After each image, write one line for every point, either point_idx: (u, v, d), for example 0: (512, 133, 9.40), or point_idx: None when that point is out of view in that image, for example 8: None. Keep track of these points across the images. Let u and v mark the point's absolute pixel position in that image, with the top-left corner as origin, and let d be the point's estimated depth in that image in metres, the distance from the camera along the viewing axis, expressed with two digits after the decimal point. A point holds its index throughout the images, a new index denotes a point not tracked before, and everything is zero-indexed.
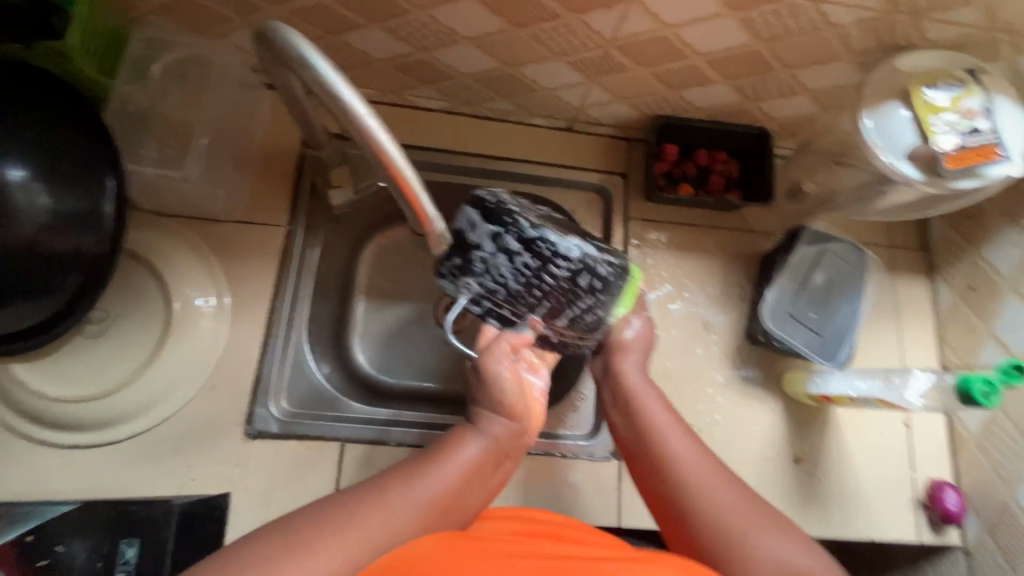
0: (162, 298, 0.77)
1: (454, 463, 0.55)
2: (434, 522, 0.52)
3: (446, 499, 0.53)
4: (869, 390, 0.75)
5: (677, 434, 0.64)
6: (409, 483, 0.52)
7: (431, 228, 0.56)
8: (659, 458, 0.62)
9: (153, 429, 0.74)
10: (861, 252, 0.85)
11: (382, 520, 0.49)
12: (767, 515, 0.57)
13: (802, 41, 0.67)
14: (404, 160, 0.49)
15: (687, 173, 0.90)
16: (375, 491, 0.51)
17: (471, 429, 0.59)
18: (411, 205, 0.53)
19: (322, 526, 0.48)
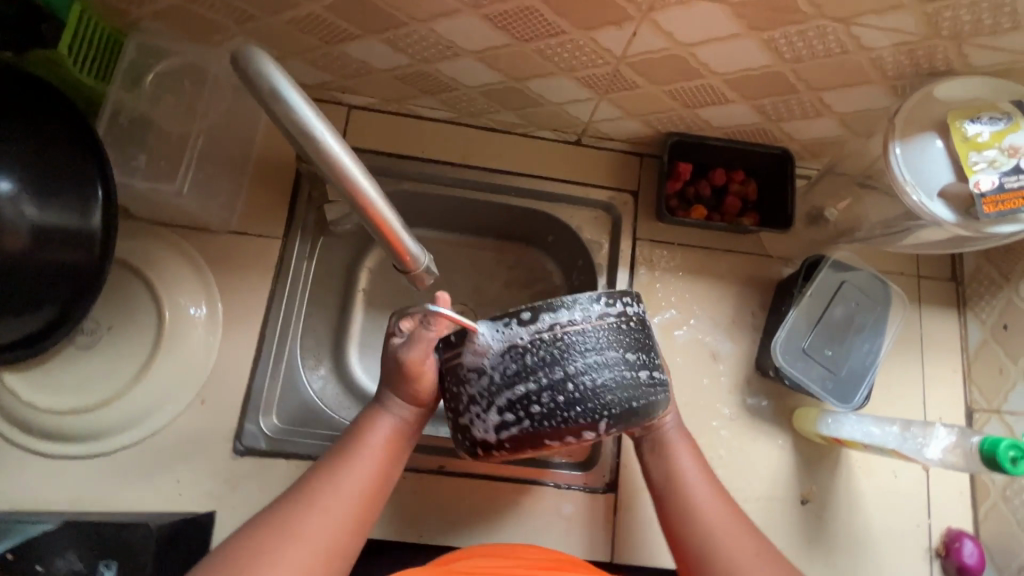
0: (154, 309, 0.76)
1: (367, 449, 0.57)
2: (368, 508, 0.56)
3: (374, 483, 0.56)
4: (884, 439, 0.70)
5: (707, 491, 0.59)
6: (331, 481, 0.55)
7: (415, 265, 0.53)
8: (690, 519, 0.58)
9: (144, 442, 0.73)
10: (885, 285, 0.79)
11: (319, 522, 0.52)
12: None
13: (830, 64, 0.61)
14: (386, 207, 0.47)
15: (702, 194, 0.86)
16: (300, 498, 0.54)
17: (378, 407, 0.59)
18: (393, 245, 0.51)
19: (259, 549, 0.50)
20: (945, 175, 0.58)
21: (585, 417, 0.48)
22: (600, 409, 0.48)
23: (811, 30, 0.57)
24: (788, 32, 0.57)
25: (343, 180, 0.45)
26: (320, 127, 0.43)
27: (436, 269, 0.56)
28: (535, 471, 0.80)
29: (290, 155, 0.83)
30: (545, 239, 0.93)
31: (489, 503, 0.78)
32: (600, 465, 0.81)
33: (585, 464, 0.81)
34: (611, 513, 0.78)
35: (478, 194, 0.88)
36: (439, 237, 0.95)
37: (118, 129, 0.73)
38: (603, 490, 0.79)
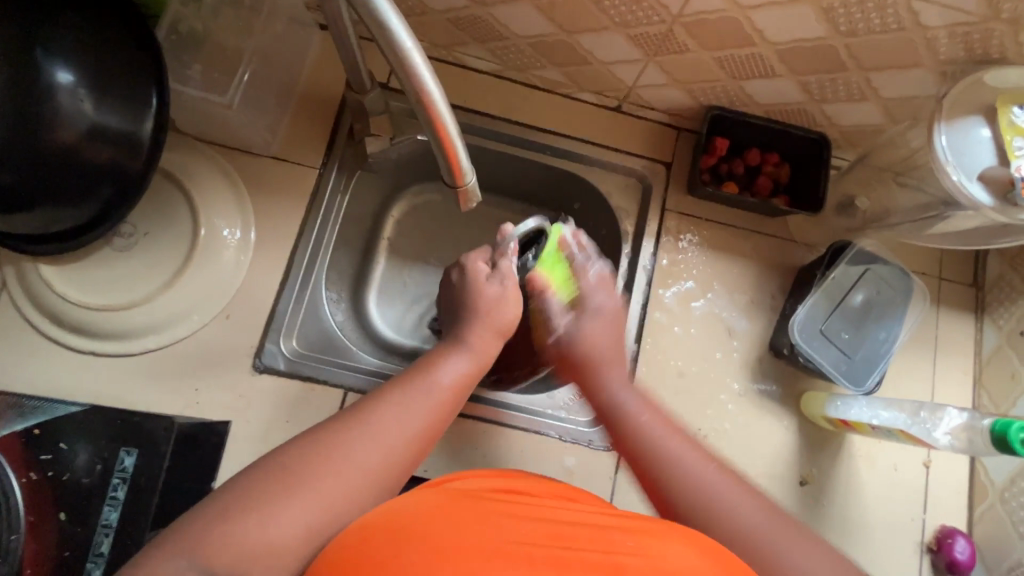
0: (190, 221, 0.78)
1: (437, 386, 0.59)
2: (425, 445, 0.56)
3: (436, 416, 0.57)
4: (892, 421, 0.72)
5: (685, 450, 0.57)
6: (397, 410, 0.55)
7: (464, 182, 0.59)
8: (671, 477, 0.56)
9: (168, 348, 0.75)
10: (907, 277, 0.80)
11: (379, 447, 0.52)
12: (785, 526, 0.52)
13: (883, 41, 0.62)
14: (449, 114, 0.52)
15: (734, 172, 0.86)
16: (364, 418, 0.54)
17: (455, 350, 0.63)
18: (447, 153, 0.55)
19: (312, 461, 0.49)
20: (988, 159, 0.60)
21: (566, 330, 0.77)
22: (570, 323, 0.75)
23: (871, 0, 0.57)
24: (848, 1, 0.57)
25: (414, 83, 0.48)
26: (402, 31, 0.46)
27: (479, 192, 0.62)
28: (542, 423, 0.81)
29: (335, 89, 0.85)
30: (572, 206, 0.95)
31: (494, 448, 0.79)
32: None
33: (594, 422, 0.83)
34: (612, 471, 0.80)
35: (514, 149, 0.89)
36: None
37: (177, 39, 0.75)
38: (607, 449, 0.81)
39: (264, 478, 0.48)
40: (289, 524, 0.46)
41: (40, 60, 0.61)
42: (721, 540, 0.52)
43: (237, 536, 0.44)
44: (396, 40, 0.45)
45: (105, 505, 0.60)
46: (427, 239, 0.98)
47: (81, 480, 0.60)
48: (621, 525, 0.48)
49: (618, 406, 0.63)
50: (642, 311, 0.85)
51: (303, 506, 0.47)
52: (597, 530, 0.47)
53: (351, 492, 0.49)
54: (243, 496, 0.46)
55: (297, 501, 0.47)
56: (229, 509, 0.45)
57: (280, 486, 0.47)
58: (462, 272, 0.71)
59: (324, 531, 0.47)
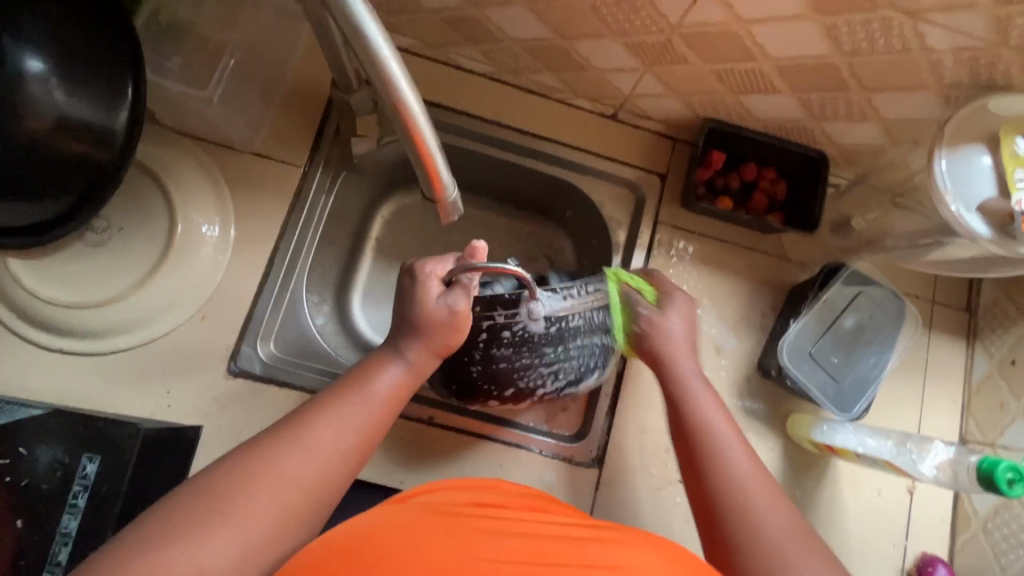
0: (167, 218, 0.75)
1: (373, 398, 0.58)
2: (360, 455, 0.56)
3: (370, 427, 0.57)
4: (878, 450, 0.71)
5: (728, 432, 0.61)
6: (329, 427, 0.54)
7: (444, 195, 0.57)
8: (716, 457, 0.59)
9: (139, 348, 0.73)
10: (900, 302, 0.79)
11: (310, 463, 0.52)
12: (787, 511, 0.56)
13: (887, 63, 0.60)
14: (427, 125, 0.50)
15: (730, 186, 0.85)
16: (293, 434, 0.53)
17: (390, 359, 0.61)
18: (427, 166, 0.53)
19: (238, 481, 0.49)
20: (988, 190, 0.59)
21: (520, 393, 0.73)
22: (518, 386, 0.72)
23: (876, 21, 0.55)
24: (853, 20, 0.55)
25: (390, 91, 0.46)
26: (378, 37, 0.44)
27: (461, 206, 0.60)
28: (522, 436, 0.80)
29: (323, 85, 0.82)
30: (563, 213, 0.94)
31: (473, 461, 0.77)
32: (591, 441, 0.81)
33: (576, 437, 0.82)
34: (593, 488, 0.78)
35: (506, 154, 0.87)
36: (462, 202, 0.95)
37: (156, 28, 0.74)
38: (588, 464, 0.79)
39: (195, 501, 0.47)
40: (214, 545, 0.46)
41: (7, 46, 0.58)
42: (733, 524, 0.55)
43: (163, 558, 0.43)
44: (372, 47, 0.43)
45: (65, 513, 0.58)
46: (414, 242, 0.96)
47: (40, 485, 0.58)
48: (598, 538, 0.47)
49: (680, 390, 0.65)
50: None
51: (230, 526, 0.47)
52: (572, 542, 0.46)
53: (282, 509, 0.49)
54: (171, 517, 0.46)
55: (224, 522, 0.47)
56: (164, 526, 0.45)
57: (208, 507, 0.47)
58: (412, 280, 0.63)
59: (256, 548, 0.47)
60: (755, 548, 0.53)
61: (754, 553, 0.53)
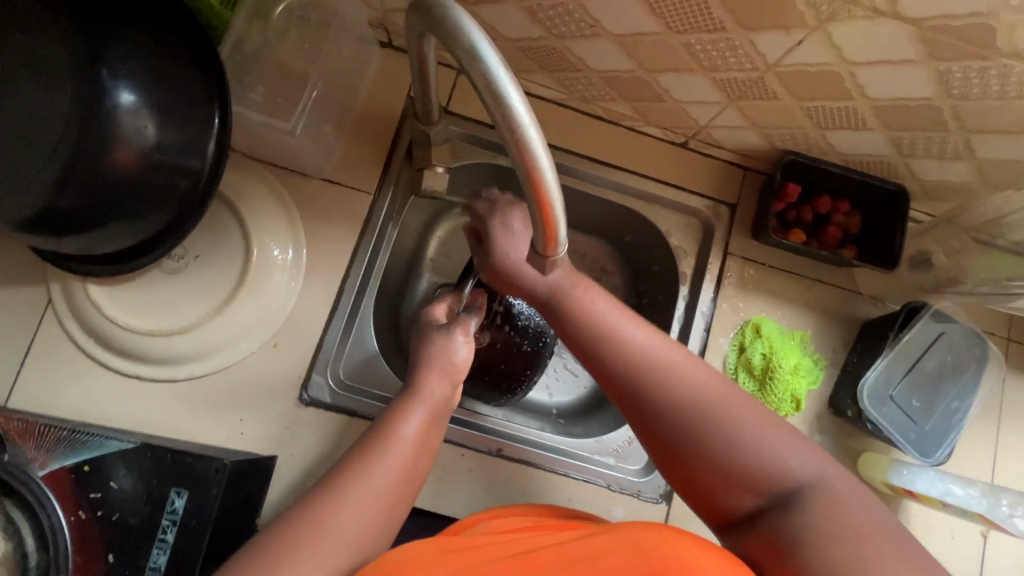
0: (241, 244, 0.75)
1: (400, 442, 0.57)
2: (397, 498, 0.55)
3: (405, 472, 0.56)
4: (968, 501, 0.71)
5: (680, 359, 0.53)
6: (362, 477, 0.54)
7: (556, 253, 0.52)
8: (674, 390, 0.51)
9: (213, 375, 0.73)
10: (983, 343, 0.77)
11: (356, 515, 0.52)
12: (762, 411, 0.50)
13: (996, 108, 0.58)
14: (558, 190, 0.47)
15: (803, 219, 0.83)
16: (332, 492, 0.52)
17: (411, 400, 0.61)
18: (545, 227, 0.49)
19: (286, 544, 0.48)
20: None
21: (545, 348, 0.84)
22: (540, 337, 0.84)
23: (993, 69, 0.53)
24: (968, 67, 0.54)
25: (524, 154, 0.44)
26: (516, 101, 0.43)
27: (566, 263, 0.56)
28: (589, 469, 0.79)
29: (394, 111, 0.82)
30: (623, 239, 0.93)
31: (539, 493, 0.77)
32: (658, 476, 0.80)
33: (643, 471, 0.81)
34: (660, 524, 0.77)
35: (572, 180, 0.86)
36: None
37: (238, 57, 0.75)
38: (656, 501, 0.78)
39: (249, 563, 0.46)
40: None
41: (105, 80, 0.57)
42: (718, 470, 0.49)
43: None
44: (512, 111, 0.42)
45: (155, 547, 0.58)
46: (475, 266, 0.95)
47: (131, 520, 0.58)
48: (578, 538, 0.49)
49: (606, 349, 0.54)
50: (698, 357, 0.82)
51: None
52: (558, 546, 0.47)
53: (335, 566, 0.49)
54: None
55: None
56: None
57: (268, 569, 0.46)
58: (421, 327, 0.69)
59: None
60: (732, 466, 0.48)
61: (743, 470, 0.48)
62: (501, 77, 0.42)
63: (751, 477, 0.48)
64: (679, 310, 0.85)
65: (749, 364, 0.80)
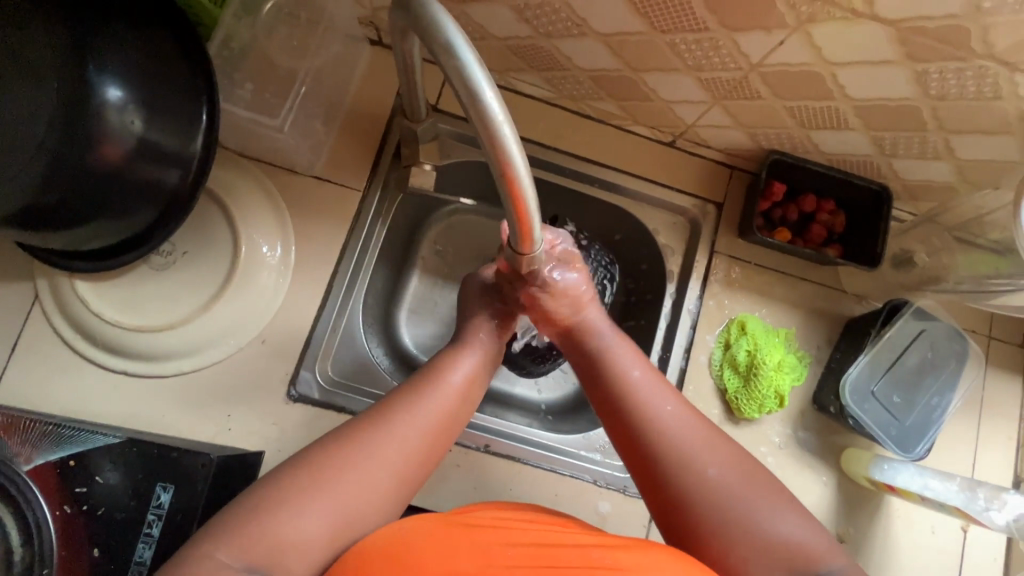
0: (230, 240, 0.75)
1: (448, 388, 0.59)
2: (436, 441, 0.56)
3: (445, 420, 0.57)
4: (946, 496, 0.72)
5: (688, 421, 0.56)
6: (406, 410, 0.55)
7: (531, 249, 0.54)
8: (682, 449, 0.54)
9: (201, 371, 0.73)
10: (963, 341, 0.79)
11: (396, 448, 0.53)
12: (764, 485, 0.52)
13: (973, 108, 0.59)
14: (532, 190, 0.48)
15: (788, 217, 0.84)
16: (378, 420, 0.54)
17: (464, 350, 0.63)
18: (521, 225, 0.50)
19: (323, 465, 0.50)
20: None
21: None
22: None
23: (969, 70, 0.54)
24: (945, 67, 0.55)
25: (499, 153, 0.45)
26: (493, 102, 0.44)
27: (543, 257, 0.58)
28: (576, 465, 0.80)
29: (382, 108, 0.82)
30: (611, 237, 0.93)
31: (526, 488, 0.77)
32: None
33: None
34: (646, 519, 0.78)
35: (560, 178, 0.87)
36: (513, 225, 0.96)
37: (228, 54, 0.75)
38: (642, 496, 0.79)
39: (287, 482, 0.48)
40: (307, 523, 0.47)
41: (91, 75, 0.57)
42: (704, 507, 0.51)
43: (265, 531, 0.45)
44: (488, 111, 0.43)
45: (139, 541, 0.58)
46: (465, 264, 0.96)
47: (116, 514, 0.58)
48: (598, 543, 0.49)
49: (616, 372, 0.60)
50: (684, 355, 0.82)
51: (321, 510, 0.47)
52: (579, 548, 0.48)
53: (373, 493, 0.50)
54: (261, 496, 0.47)
55: (320, 498, 0.48)
56: (257, 510, 0.46)
57: (293, 492, 0.47)
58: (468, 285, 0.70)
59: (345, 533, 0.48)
60: (733, 532, 0.50)
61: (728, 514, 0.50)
62: (477, 76, 0.43)
63: (753, 547, 0.49)
64: (666, 307, 0.85)
65: (733, 363, 0.81)
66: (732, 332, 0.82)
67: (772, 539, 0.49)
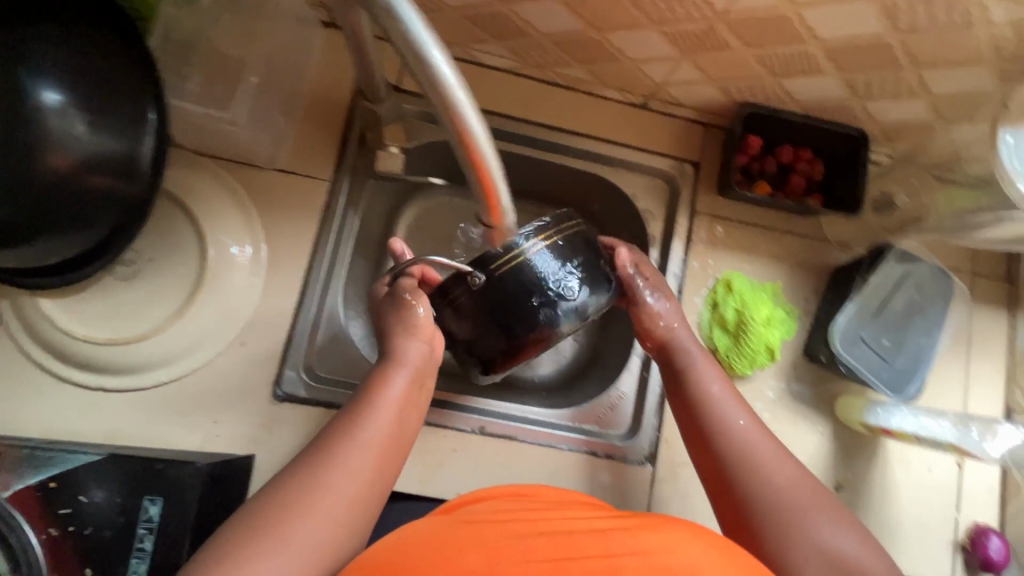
0: (196, 243, 0.73)
1: (386, 404, 0.58)
2: (388, 456, 0.56)
3: (390, 435, 0.57)
4: (944, 434, 0.73)
5: (760, 439, 0.61)
6: (346, 444, 0.54)
7: (502, 220, 0.55)
8: (752, 458, 0.59)
9: (181, 379, 0.71)
10: (949, 279, 0.78)
11: (344, 477, 0.53)
12: (832, 506, 0.56)
13: (944, 38, 0.58)
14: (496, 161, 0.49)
15: (767, 170, 0.83)
16: (319, 459, 0.53)
17: (390, 362, 0.61)
18: (488, 198, 0.52)
19: (284, 506, 0.50)
20: None
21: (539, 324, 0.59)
22: (540, 325, 0.59)
23: None
24: None
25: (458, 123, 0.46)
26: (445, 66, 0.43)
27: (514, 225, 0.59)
28: (575, 439, 0.79)
29: (343, 93, 0.79)
30: (591, 207, 0.91)
31: (525, 466, 0.77)
32: (645, 437, 0.80)
33: (630, 433, 0.81)
34: (648, 485, 0.78)
35: (532, 150, 0.85)
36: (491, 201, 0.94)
37: (171, 46, 0.72)
38: (642, 462, 0.79)
39: (234, 537, 0.48)
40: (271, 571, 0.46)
41: (23, 80, 0.54)
42: (780, 518, 0.55)
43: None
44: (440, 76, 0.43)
45: (132, 557, 0.57)
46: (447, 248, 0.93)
47: (104, 532, 0.57)
48: (616, 527, 0.49)
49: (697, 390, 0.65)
50: None
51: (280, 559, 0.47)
52: (596, 533, 0.47)
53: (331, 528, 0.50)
54: (222, 546, 0.47)
55: (270, 548, 0.47)
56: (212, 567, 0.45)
57: (253, 538, 0.48)
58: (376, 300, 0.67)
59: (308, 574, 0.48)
60: (792, 539, 0.54)
61: (805, 533, 0.54)
62: (434, 56, 0.42)
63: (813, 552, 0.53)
64: None
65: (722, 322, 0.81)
66: (723, 293, 0.81)
67: (836, 557, 0.53)
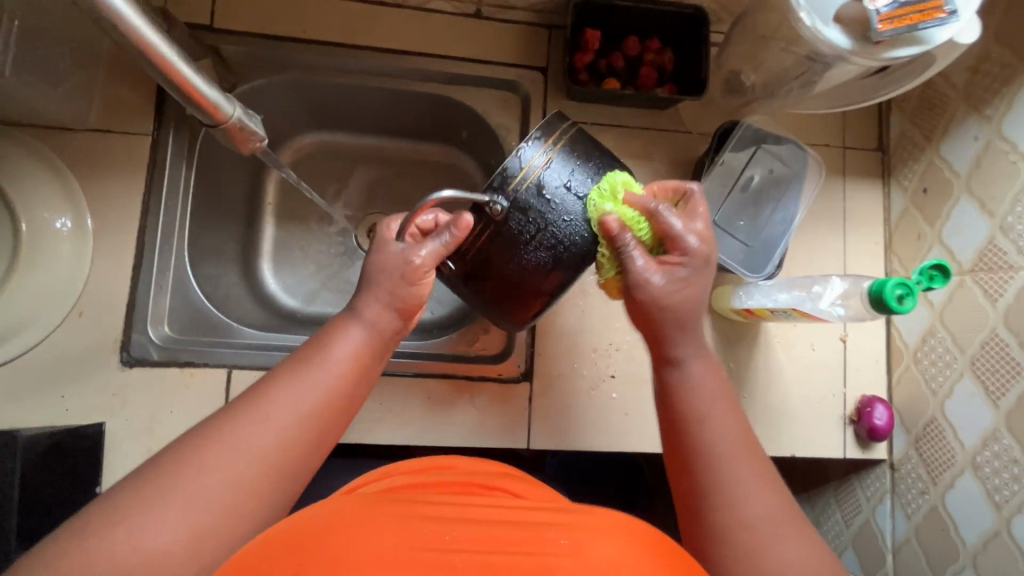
0: (9, 218, 0.69)
1: (333, 362, 0.53)
2: (325, 422, 0.51)
3: (331, 399, 0.52)
4: (789, 301, 0.68)
5: (734, 434, 0.53)
6: (278, 393, 0.50)
7: (223, 116, 0.57)
8: (715, 450, 0.52)
9: (17, 359, 0.68)
10: (803, 152, 0.76)
11: (260, 431, 0.47)
12: (796, 518, 0.47)
13: None
14: (170, 51, 0.51)
15: (615, 66, 0.79)
16: (248, 405, 0.49)
17: (348, 319, 0.56)
18: (180, 85, 0.53)
19: (189, 450, 0.45)
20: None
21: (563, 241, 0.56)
22: (581, 236, 0.57)
23: None
24: None
25: None
26: None
27: (252, 126, 0.60)
28: (448, 366, 0.78)
29: None
30: (457, 133, 0.88)
31: (396, 399, 0.75)
32: (515, 358, 0.79)
33: (501, 355, 0.80)
34: (526, 401, 0.77)
35: (367, 76, 0.81)
36: (357, 141, 0.91)
37: None
38: (517, 379, 0.78)
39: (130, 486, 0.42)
40: (151, 525, 0.40)
41: None
42: (724, 515, 0.48)
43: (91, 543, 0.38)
44: None
45: None
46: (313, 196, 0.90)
47: None
48: (554, 520, 0.37)
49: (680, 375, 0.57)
50: None
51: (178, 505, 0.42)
52: (526, 526, 0.35)
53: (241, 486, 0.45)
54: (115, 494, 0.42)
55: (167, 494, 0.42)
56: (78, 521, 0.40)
57: (154, 479, 0.43)
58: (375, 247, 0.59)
59: (189, 535, 0.41)
60: (734, 542, 0.46)
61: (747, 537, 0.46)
62: None
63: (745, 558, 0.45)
64: None
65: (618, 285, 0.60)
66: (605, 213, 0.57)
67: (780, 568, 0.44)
